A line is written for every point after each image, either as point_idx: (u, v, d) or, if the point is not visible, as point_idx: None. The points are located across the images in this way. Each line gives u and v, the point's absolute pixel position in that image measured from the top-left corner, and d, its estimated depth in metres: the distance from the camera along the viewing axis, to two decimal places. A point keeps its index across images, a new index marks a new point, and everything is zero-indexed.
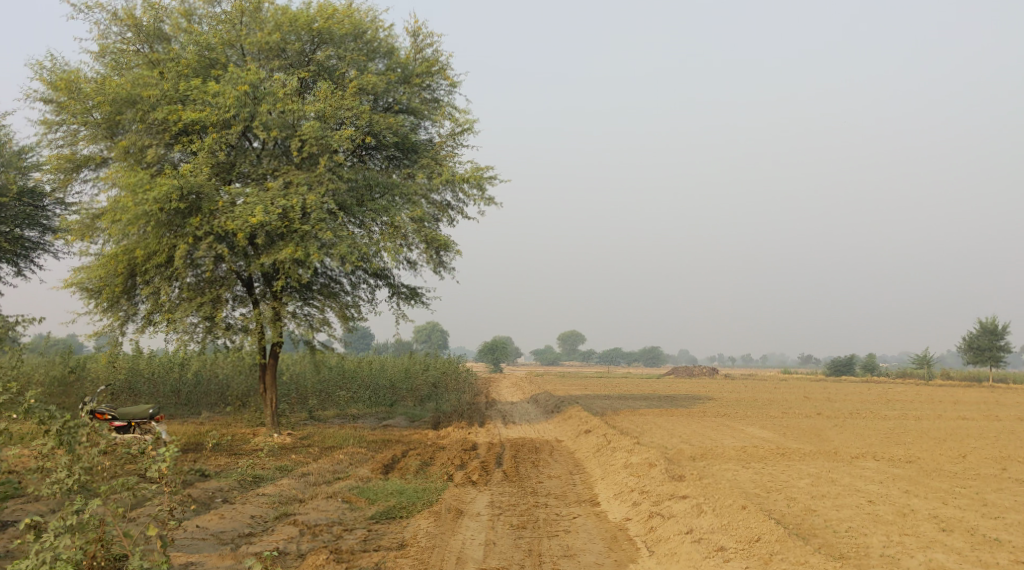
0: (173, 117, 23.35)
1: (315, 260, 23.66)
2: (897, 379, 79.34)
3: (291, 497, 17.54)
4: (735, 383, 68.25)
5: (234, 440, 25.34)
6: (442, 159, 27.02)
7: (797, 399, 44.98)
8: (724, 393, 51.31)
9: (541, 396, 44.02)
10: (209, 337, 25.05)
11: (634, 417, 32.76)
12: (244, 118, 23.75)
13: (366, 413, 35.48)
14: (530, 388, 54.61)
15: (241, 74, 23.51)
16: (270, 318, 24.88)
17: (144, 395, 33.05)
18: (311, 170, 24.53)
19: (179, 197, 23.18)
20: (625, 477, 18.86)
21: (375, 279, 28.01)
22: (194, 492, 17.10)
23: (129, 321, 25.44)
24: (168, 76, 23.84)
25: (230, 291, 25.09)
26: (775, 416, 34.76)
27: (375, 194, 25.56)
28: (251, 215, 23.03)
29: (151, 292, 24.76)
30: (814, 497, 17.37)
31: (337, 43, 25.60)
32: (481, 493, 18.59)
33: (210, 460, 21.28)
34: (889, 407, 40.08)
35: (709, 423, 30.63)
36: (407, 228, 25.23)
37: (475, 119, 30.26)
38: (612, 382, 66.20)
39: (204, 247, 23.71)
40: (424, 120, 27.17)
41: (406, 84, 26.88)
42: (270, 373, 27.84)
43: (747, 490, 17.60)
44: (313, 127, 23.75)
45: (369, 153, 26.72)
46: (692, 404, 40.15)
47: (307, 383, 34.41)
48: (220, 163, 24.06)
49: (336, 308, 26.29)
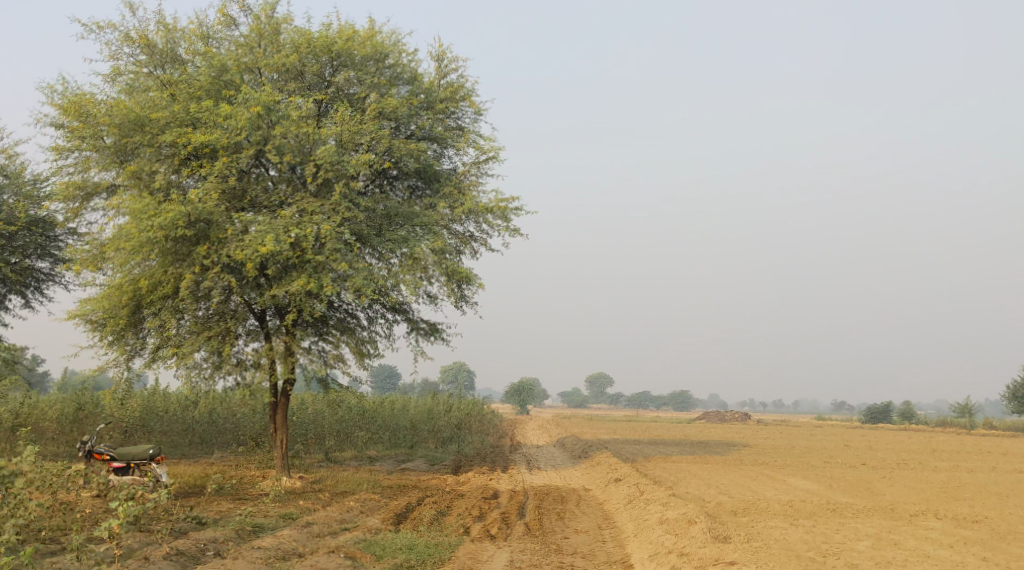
0: (182, 140, 21.98)
1: (329, 292, 22.23)
2: (937, 428, 76.80)
3: (289, 550, 15.98)
4: (769, 430, 66.01)
5: (240, 484, 23.75)
6: (465, 188, 25.61)
7: (838, 448, 42.87)
8: (758, 440, 49.21)
9: (569, 440, 42.23)
10: (218, 372, 23.58)
11: (666, 464, 30.88)
12: (257, 141, 22.42)
13: (384, 456, 33.75)
14: (556, 432, 52.71)
15: (255, 94, 22.17)
16: (281, 353, 23.39)
17: (155, 433, 31.57)
18: (326, 197, 23.16)
19: (186, 224, 21.81)
20: (660, 535, 17.09)
21: (394, 314, 26.49)
22: (183, 544, 15.65)
23: (135, 356, 23.96)
24: (179, 98, 22.54)
25: (240, 324, 23.58)
26: (817, 465, 32.85)
27: (394, 225, 24.24)
28: (261, 244, 21.59)
29: (157, 325, 23.33)
30: (878, 564, 15.54)
31: (358, 66, 24.29)
32: (500, 550, 16.89)
33: (210, 506, 19.77)
34: (937, 457, 37.92)
35: (747, 473, 28.75)
36: (427, 260, 23.81)
37: (501, 148, 28.88)
38: (640, 426, 64.25)
39: (212, 278, 22.28)
40: (448, 147, 25.80)
41: (430, 111, 25.54)
42: (281, 412, 26.12)
43: (801, 555, 15.81)
44: (328, 151, 22.36)
45: (389, 181, 25.39)
46: (728, 451, 38.20)
47: (324, 422, 32.77)
48: (232, 189, 22.66)
49: (352, 344, 24.80)
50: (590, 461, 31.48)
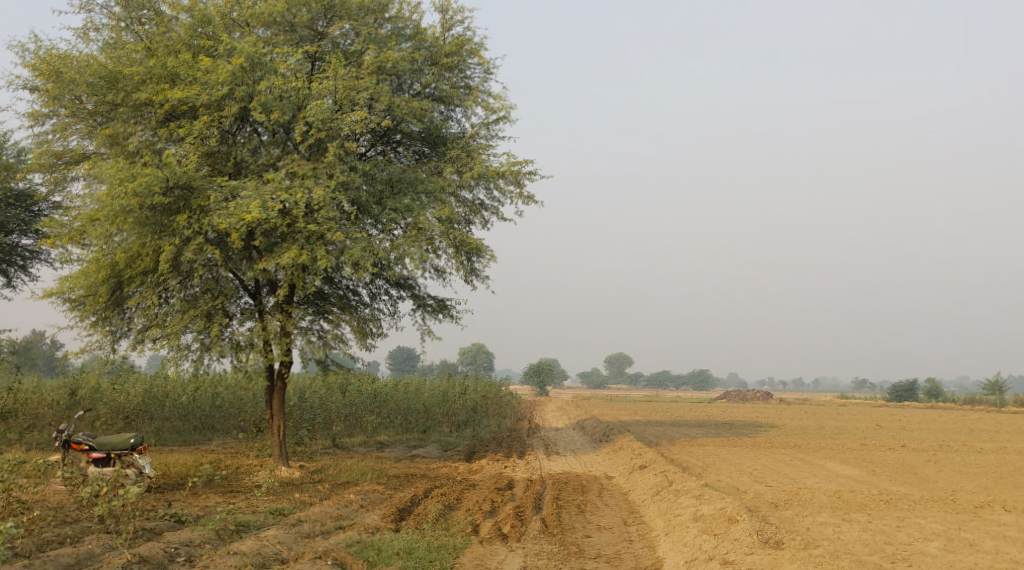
0: (159, 98, 19.95)
1: (323, 265, 20.29)
2: (967, 405, 74.59)
3: (271, 557, 14.22)
4: (792, 409, 64.02)
5: (234, 475, 21.90)
6: (474, 150, 23.66)
7: (870, 428, 40.98)
8: (786, 419, 47.19)
9: (590, 422, 40.34)
10: (207, 354, 21.69)
11: (693, 448, 29.00)
12: (241, 98, 20.41)
13: (394, 441, 31.89)
14: (575, 413, 50.65)
15: (238, 45, 20.18)
16: (275, 332, 21.43)
17: (155, 420, 29.73)
18: (319, 160, 21.17)
19: (164, 190, 19.86)
20: (696, 536, 15.18)
21: (398, 289, 24.55)
22: (149, 550, 13.96)
23: (119, 338, 22.00)
24: (157, 52, 20.46)
25: (229, 302, 21.61)
26: (853, 448, 30.86)
27: (397, 192, 22.31)
28: (246, 211, 19.65)
29: (140, 304, 21.36)
30: None
31: (354, 18, 22.19)
32: (513, 554, 15.00)
33: (194, 501, 17.89)
34: (978, 438, 36.00)
35: (779, 457, 26.83)
36: (433, 230, 21.89)
37: (512, 107, 26.90)
38: (659, 406, 62.16)
39: (193, 250, 20.31)
40: (454, 107, 23.85)
41: (434, 67, 23.56)
42: (278, 397, 24.14)
43: (866, 563, 13.93)
44: (320, 107, 20.38)
45: (392, 146, 23.48)
46: (756, 433, 36.29)
47: (331, 406, 30.88)
48: (216, 152, 20.68)
49: (354, 323, 22.85)
50: (611, 445, 29.56)
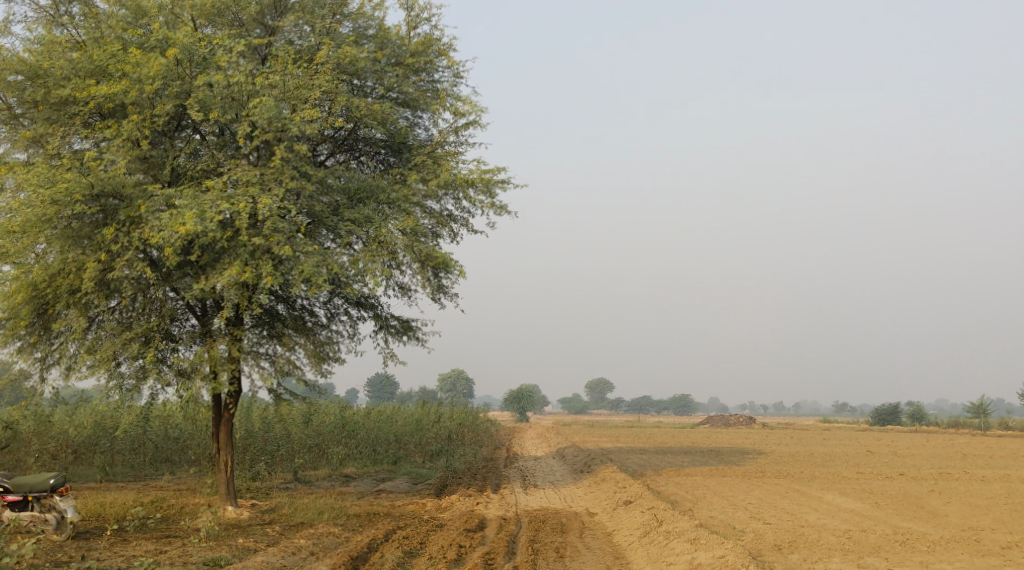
0: (83, 95, 18.08)
1: (269, 283, 18.22)
2: (956, 429, 72.83)
3: None
4: (778, 434, 62.11)
5: (173, 517, 19.64)
6: (441, 157, 21.74)
7: (866, 454, 39.01)
8: (774, 446, 45.23)
9: (570, 451, 38.23)
10: (145, 382, 19.61)
11: (680, 479, 26.97)
12: (176, 95, 18.58)
13: (361, 475, 29.63)
14: (557, 441, 48.56)
15: (172, 36, 18.34)
16: (218, 358, 19.24)
17: (103, 453, 27.19)
18: (265, 164, 19.19)
19: (88, 199, 18.01)
20: None
21: (359, 308, 22.44)
22: None
23: (47, 366, 19.83)
24: (86, 46, 18.58)
25: (168, 325, 19.47)
26: (849, 476, 28.95)
27: (356, 202, 20.31)
28: (180, 223, 17.61)
29: (67, 328, 19.22)
30: None
31: (308, 12, 20.35)
32: None
33: (119, 551, 15.73)
34: (978, 465, 34.09)
35: (773, 489, 24.86)
36: (395, 243, 19.84)
37: (484, 112, 25.03)
38: (644, 433, 60.06)
39: (123, 265, 18.27)
40: (420, 110, 21.93)
41: (397, 66, 21.70)
42: (226, 427, 21.90)
43: None
44: (267, 107, 18.38)
45: (354, 154, 21.60)
46: (745, 460, 34.28)
47: (293, 436, 28.61)
48: (149, 157, 18.73)
49: (309, 346, 20.82)
50: (593, 476, 27.50)
